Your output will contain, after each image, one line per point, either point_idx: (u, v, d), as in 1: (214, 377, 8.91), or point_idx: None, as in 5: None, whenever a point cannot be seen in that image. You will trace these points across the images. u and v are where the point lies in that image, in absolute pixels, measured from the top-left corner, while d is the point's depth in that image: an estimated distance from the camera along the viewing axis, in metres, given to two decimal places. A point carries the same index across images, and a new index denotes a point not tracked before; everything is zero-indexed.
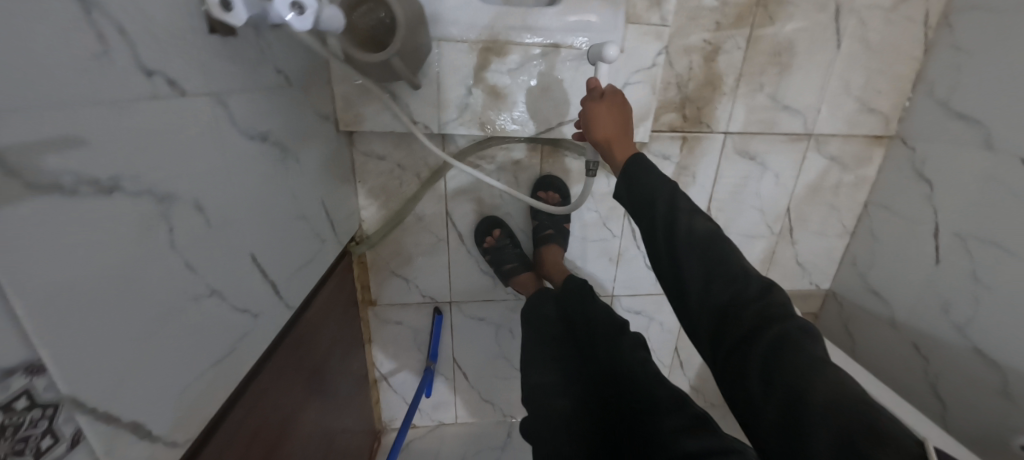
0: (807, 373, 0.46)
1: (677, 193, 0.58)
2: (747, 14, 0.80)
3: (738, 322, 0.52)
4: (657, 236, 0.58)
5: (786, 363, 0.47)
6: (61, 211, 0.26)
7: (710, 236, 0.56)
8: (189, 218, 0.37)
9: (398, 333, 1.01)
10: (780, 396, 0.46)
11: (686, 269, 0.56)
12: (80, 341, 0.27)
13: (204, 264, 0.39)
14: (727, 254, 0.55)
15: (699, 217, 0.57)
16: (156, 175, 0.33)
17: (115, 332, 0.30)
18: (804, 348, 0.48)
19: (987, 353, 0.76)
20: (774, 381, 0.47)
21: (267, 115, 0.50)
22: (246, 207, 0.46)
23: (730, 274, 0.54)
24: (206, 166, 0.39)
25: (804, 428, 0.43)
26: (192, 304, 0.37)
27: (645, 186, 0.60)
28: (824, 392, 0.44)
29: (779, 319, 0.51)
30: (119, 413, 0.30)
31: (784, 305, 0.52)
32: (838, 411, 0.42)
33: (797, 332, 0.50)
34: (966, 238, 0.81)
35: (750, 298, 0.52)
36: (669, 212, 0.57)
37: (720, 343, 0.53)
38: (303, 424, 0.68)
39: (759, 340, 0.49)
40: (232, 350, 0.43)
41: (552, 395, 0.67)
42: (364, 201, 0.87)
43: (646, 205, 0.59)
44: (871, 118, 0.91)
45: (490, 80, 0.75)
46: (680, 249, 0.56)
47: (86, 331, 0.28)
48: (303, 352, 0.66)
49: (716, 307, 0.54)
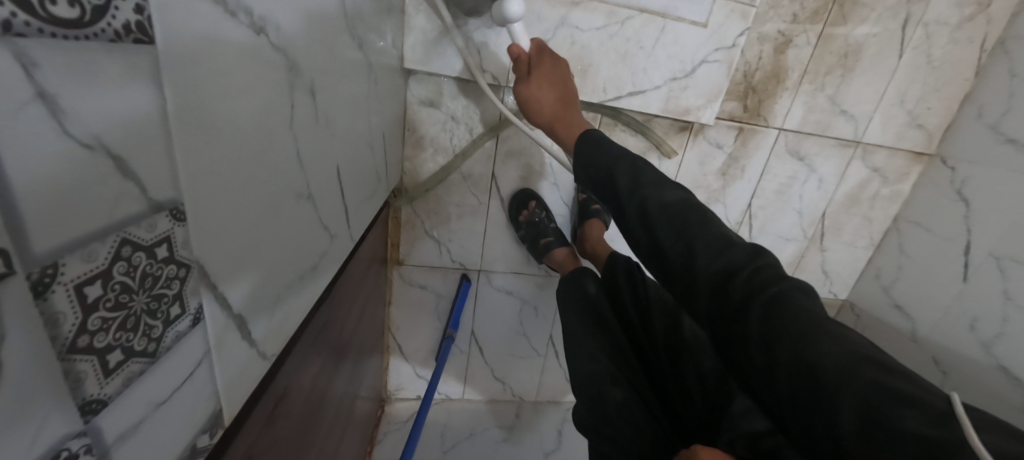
0: (812, 336, 0.40)
1: (639, 167, 0.54)
2: (825, 9, 0.80)
3: (731, 296, 0.44)
4: (630, 217, 0.53)
5: (789, 332, 0.41)
6: (220, 32, 0.21)
7: (682, 203, 0.50)
8: (305, 102, 0.32)
9: (420, 298, 0.95)
10: (791, 370, 0.40)
11: (664, 246, 0.49)
12: (214, 198, 0.23)
13: (308, 159, 0.34)
14: (706, 223, 0.48)
15: (668, 190, 0.52)
16: (290, 35, 0.28)
17: (242, 204, 0.25)
18: (806, 310, 0.42)
19: (1015, 371, 0.79)
20: (778, 353, 0.41)
21: (361, 17, 0.45)
22: (340, 110, 0.41)
23: (710, 242, 0.47)
24: (320, 48, 0.34)
25: (824, 401, 0.38)
26: (296, 202, 0.33)
27: (604, 159, 0.57)
28: (833, 356, 0.39)
29: (771, 282, 0.44)
30: (231, 301, 0.25)
31: (772, 266, 0.46)
32: (853, 374, 0.37)
33: (797, 292, 0.43)
34: (1000, 258, 0.84)
35: (737, 266, 0.45)
36: (635, 189, 0.53)
37: (714, 324, 0.46)
38: (335, 383, 0.64)
39: (755, 311, 0.43)
40: (314, 266, 0.39)
41: (605, 384, 0.61)
42: (410, 151, 0.81)
43: (607, 178, 0.56)
44: (917, 134, 0.93)
45: (568, 37, 0.71)
46: (657, 226, 0.50)
47: (221, 188, 0.23)
48: (342, 306, 0.62)
49: (704, 284, 0.46)
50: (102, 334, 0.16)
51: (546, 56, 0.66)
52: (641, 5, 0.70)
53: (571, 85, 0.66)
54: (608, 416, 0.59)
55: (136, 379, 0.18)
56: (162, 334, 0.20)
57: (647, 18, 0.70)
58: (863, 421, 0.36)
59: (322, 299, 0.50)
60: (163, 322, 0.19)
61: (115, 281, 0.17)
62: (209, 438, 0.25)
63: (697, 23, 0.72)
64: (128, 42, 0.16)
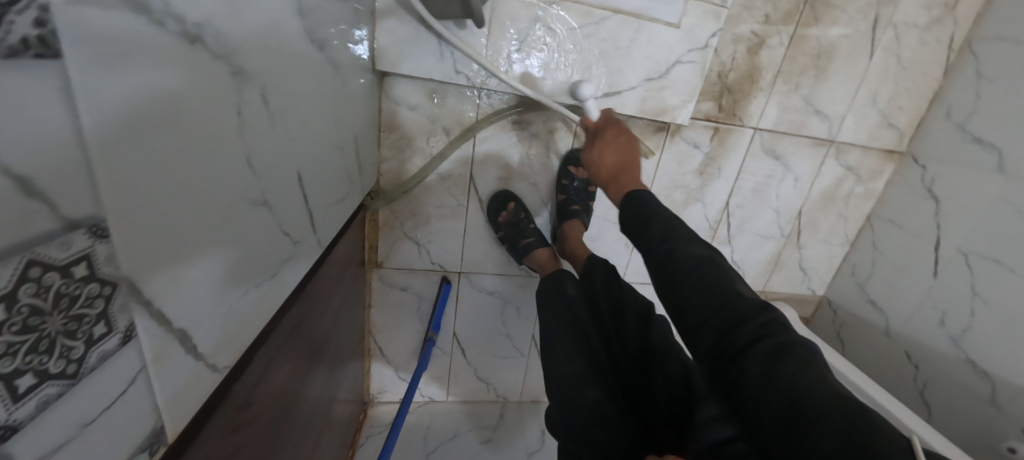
0: (806, 373, 0.43)
1: (672, 220, 0.55)
2: (797, 11, 0.81)
3: (735, 339, 0.47)
4: (653, 259, 0.54)
5: (785, 373, 0.43)
6: (144, 42, 0.20)
7: (706, 257, 0.52)
8: (257, 109, 0.32)
9: (401, 301, 0.95)
10: (778, 397, 0.42)
11: (681, 288, 0.51)
12: (145, 210, 0.22)
13: (261, 167, 0.33)
14: (724, 275, 0.51)
15: (695, 243, 0.53)
16: (232, 40, 0.28)
17: (182, 215, 0.25)
18: (806, 358, 0.44)
19: (981, 364, 0.81)
20: (773, 387, 0.43)
21: (324, 20, 0.44)
22: (300, 114, 0.40)
23: (725, 289, 0.50)
24: (272, 52, 0.33)
25: (808, 425, 0.39)
26: (248, 209, 0.32)
27: (642, 209, 0.57)
28: (821, 389, 0.41)
29: (777, 332, 0.46)
30: (171, 316, 0.25)
31: (780, 321, 0.48)
32: (836, 403, 0.40)
33: (798, 347, 0.46)
34: (969, 254, 0.86)
35: (746, 314, 0.48)
36: (664, 233, 0.54)
37: (717, 362, 0.49)
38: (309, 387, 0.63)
39: (755, 353, 0.46)
40: (274, 273, 0.38)
41: (580, 384, 0.60)
42: (386, 153, 0.81)
43: (640, 227, 0.57)
44: (889, 133, 0.94)
45: (543, 37, 0.71)
46: (677, 269, 0.52)
47: (154, 198, 0.22)
48: (314, 308, 0.61)
49: (712, 323, 0.49)
50: (10, 359, 0.16)
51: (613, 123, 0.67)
52: (615, 7, 0.70)
53: (632, 148, 0.65)
54: (578, 417, 0.59)
55: (53, 402, 0.18)
56: (84, 355, 0.19)
57: (621, 19, 0.70)
58: (842, 449, 0.37)
59: (294, 298, 0.50)
60: (84, 342, 0.19)
61: (23, 304, 0.16)
62: (149, 456, 0.25)
63: (671, 24, 0.72)
64: (30, 57, 0.15)
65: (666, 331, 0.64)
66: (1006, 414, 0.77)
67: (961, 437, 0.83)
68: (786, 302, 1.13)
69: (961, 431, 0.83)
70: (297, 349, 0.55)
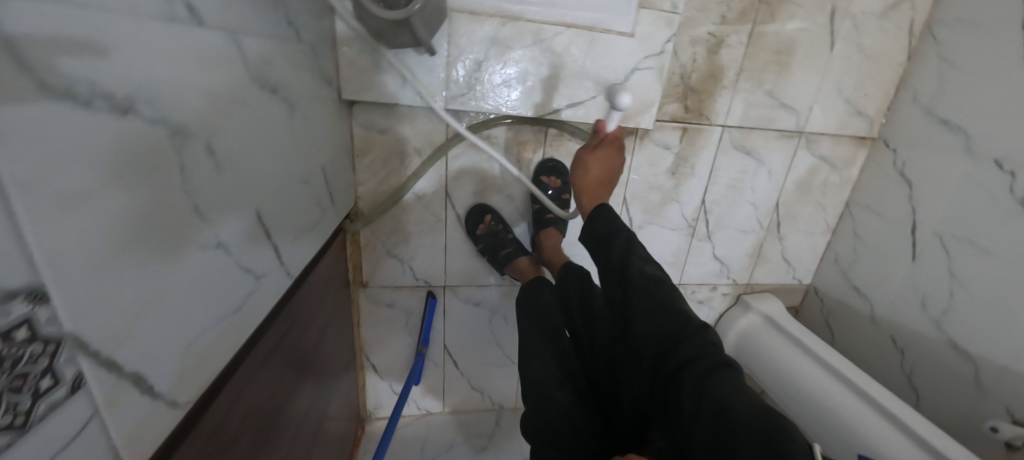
0: (733, 389, 0.49)
1: (632, 242, 0.64)
2: (751, 10, 0.83)
3: (676, 356, 0.54)
4: (613, 276, 0.63)
5: (715, 389, 0.49)
6: (73, 123, 0.23)
7: (658, 278, 0.60)
8: (202, 161, 0.34)
9: (390, 317, 0.97)
10: (708, 408, 0.48)
11: (634, 306, 0.59)
12: (94, 274, 0.25)
13: (212, 213, 0.36)
14: (671, 295, 0.59)
15: (649, 264, 0.62)
16: (168, 103, 0.30)
17: (139, 279, 0.28)
18: (733, 376, 0.51)
19: (963, 346, 0.81)
20: (704, 401, 0.49)
21: (276, 64, 0.47)
22: (255, 155, 0.43)
23: (671, 309, 0.57)
24: (216, 106, 0.36)
25: (730, 434, 0.45)
26: (201, 254, 0.35)
27: (607, 229, 0.66)
28: (745, 403, 0.47)
29: (711, 354, 0.53)
30: (123, 362, 0.27)
31: (715, 343, 0.55)
32: (754, 414, 0.46)
33: (729, 366, 0.52)
34: (944, 236, 0.86)
35: (689, 335, 0.55)
36: (624, 254, 0.63)
37: (659, 373, 0.55)
38: (296, 404, 0.66)
39: (691, 370, 0.52)
40: (238, 308, 0.41)
41: (552, 389, 0.62)
42: (361, 176, 0.83)
43: (604, 246, 0.66)
44: (859, 121, 0.95)
45: (501, 55, 0.73)
46: (633, 286, 0.60)
47: (99, 259, 0.25)
48: (298, 327, 0.64)
49: (657, 339, 0.56)
50: None
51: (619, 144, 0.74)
52: (568, 21, 0.72)
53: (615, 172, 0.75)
54: (549, 422, 0.60)
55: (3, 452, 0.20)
56: (32, 406, 0.21)
57: (575, 33, 0.73)
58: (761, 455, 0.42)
59: (271, 320, 0.52)
60: (31, 396, 0.21)
61: None
62: None
63: (624, 34, 0.74)
64: None
65: None
66: (990, 395, 0.77)
67: (950, 419, 0.83)
68: (773, 293, 1.14)
69: (949, 414, 0.83)
70: (279, 371, 0.58)
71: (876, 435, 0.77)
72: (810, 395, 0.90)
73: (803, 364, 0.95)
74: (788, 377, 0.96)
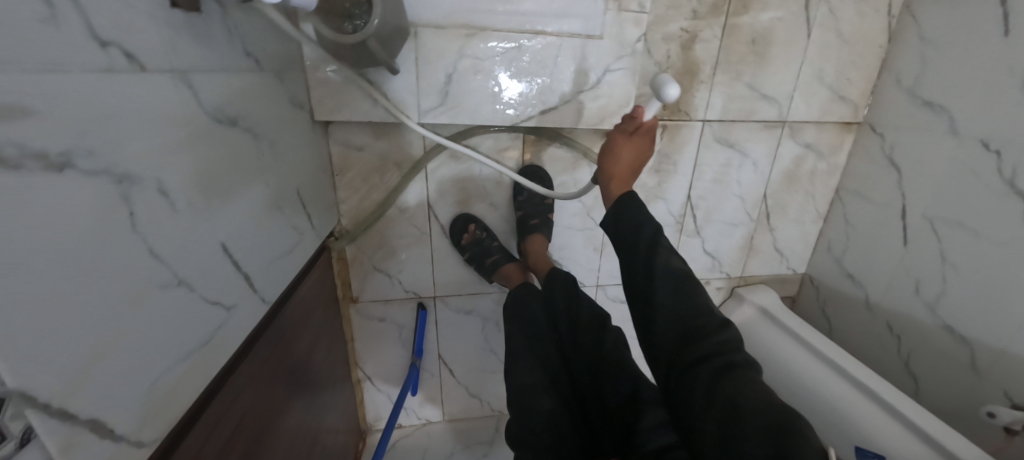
0: (748, 387, 0.51)
1: (658, 236, 0.64)
2: (723, 3, 0.82)
3: (696, 349, 0.56)
4: (635, 269, 0.64)
5: (728, 384, 0.51)
6: (6, 188, 0.23)
7: (683, 274, 0.61)
8: (154, 202, 0.35)
9: (382, 331, 0.98)
10: (721, 403, 0.50)
11: (657, 297, 0.60)
12: (43, 325, 0.25)
13: (169, 252, 0.36)
14: (695, 292, 0.60)
15: (675, 258, 0.63)
16: (110, 153, 0.31)
17: (88, 326, 0.29)
18: (749, 374, 0.53)
19: (959, 330, 0.80)
20: (718, 397, 0.51)
21: (236, 97, 0.47)
22: (216, 190, 0.43)
23: (695, 305, 0.59)
24: (167, 148, 0.36)
25: (740, 429, 0.47)
26: (160, 293, 0.35)
27: (634, 220, 0.66)
28: (757, 402, 0.49)
29: (730, 351, 0.55)
30: (76, 410, 0.28)
31: (733, 341, 0.57)
32: (766, 411, 0.47)
33: (746, 364, 0.54)
34: (934, 220, 0.84)
35: (710, 331, 0.57)
36: (650, 245, 0.63)
37: (673, 366, 0.57)
38: (287, 420, 0.67)
39: (708, 364, 0.54)
40: (206, 342, 0.41)
41: (536, 394, 0.63)
42: (343, 194, 0.84)
43: (629, 237, 0.66)
44: (842, 106, 0.94)
45: (471, 66, 0.73)
46: (657, 281, 0.61)
47: (47, 313, 0.26)
48: (284, 345, 0.65)
49: (678, 332, 0.58)
50: None
51: (653, 131, 0.73)
52: (534, 28, 0.72)
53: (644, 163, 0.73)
54: (530, 426, 0.60)
55: None
56: None
57: (543, 39, 0.72)
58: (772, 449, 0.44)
59: (250, 347, 0.53)
60: None
61: None
62: None
63: (593, 36, 0.73)
64: None
65: (620, 341, 0.66)
66: (987, 379, 0.76)
67: (950, 404, 0.82)
68: (768, 284, 1.14)
69: (947, 400, 0.82)
70: (265, 392, 0.58)
71: (869, 424, 0.77)
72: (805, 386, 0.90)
73: (798, 356, 0.94)
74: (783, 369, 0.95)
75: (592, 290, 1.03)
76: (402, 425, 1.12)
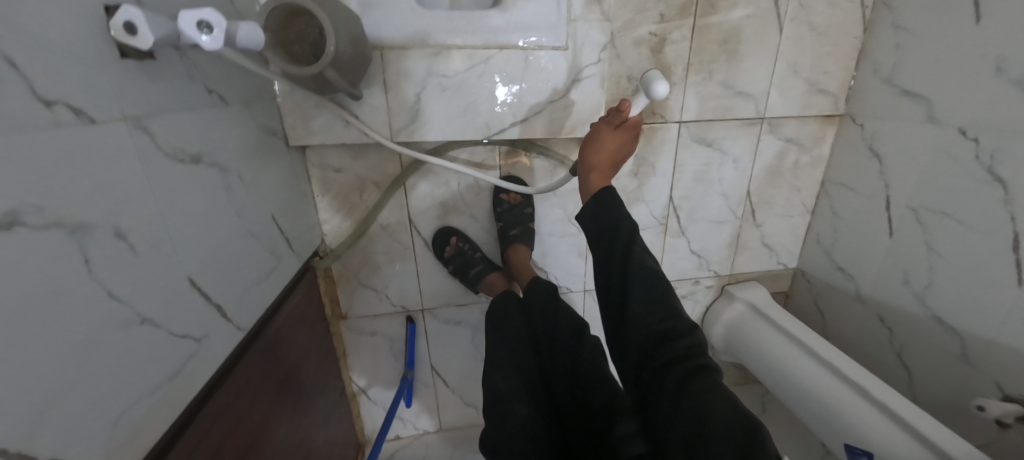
0: (716, 393, 0.51)
1: (633, 233, 0.63)
2: (691, 4, 0.82)
3: (667, 352, 0.56)
4: (610, 268, 0.63)
5: (696, 387, 0.52)
6: None
7: (656, 274, 0.61)
8: (111, 247, 0.36)
9: (374, 345, 1.00)
10: (689, 409, 0.51)
11: (631, 298, 0.60)
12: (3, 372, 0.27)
13: (130, 293, 0.38)
14: (668, 292, 0.60)
15: (649, 257, 0.62)
16: (62, 205, 0.32)
17: (44, 370, 0.30)
18: (717, 378, 0.54)
19: (947, 320, 0.78)
20: (686, 401, 0.51)
21: (199, 134, 0.49)
22: (182, 226, 0.45)
23: (667, 307, 0.59)
24: (123, 194, 0.38)
25: (708, 435, 0.48)
26: (121, 332, 0.37)
27: (610, 216, 0.65)
28: (725, 408, 0.49)
29: (699, 354, 0.56)
30: (36, 452, 0.29)
31: (702, 344, 0.58)
32: (733, 418, 0.48)
33: (715, 368, 0.55)
34: (918, 210, 0.83)
35: (681, 333, 0.57)
36: (626, 243, 0.62)
37: (644, 369, 0.57)
38: (275, 436, 0.68)
39: (678, 368, 0.54)
40: (176, 374, 0.43)
41: (511, 400, 0.64)
42: (325, 214, 0.86)
43: (607, 233, 0.64)
44: (822, 99, 0.93)
45: (439, 84, 0.74)
46: (632, 281, 0.60)
47: (7, 364, 0.27)
48: (270, 363, 0.67)
49: (651, 335, 0.58)
50: None
51: (635, 129, 0.74)
52: (499, 43, 0.73)
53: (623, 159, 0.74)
54: (504, 430, 0.61)
55: None
56: None
57: (509, 53, 0.73)
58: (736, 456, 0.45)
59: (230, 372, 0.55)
60: None
61: None
62: None
63: (558, 47, 0.74)
64: None
65: (597, 350, 0.67)
66: (978, 369, 0.74)
67: (944, 393, 0.80)
68: (759, 280, 1.13)
69: (940, 391, 0.81)
70: (250, 413, 0.60)
71: (857, 418, 0.76)
72: (797, 382, 0.89)
73: (787, 352, 0.94)
74: (775, 366, 0.95)
75: (580, 295, 1.04)
76: (400, 436, 1.13)
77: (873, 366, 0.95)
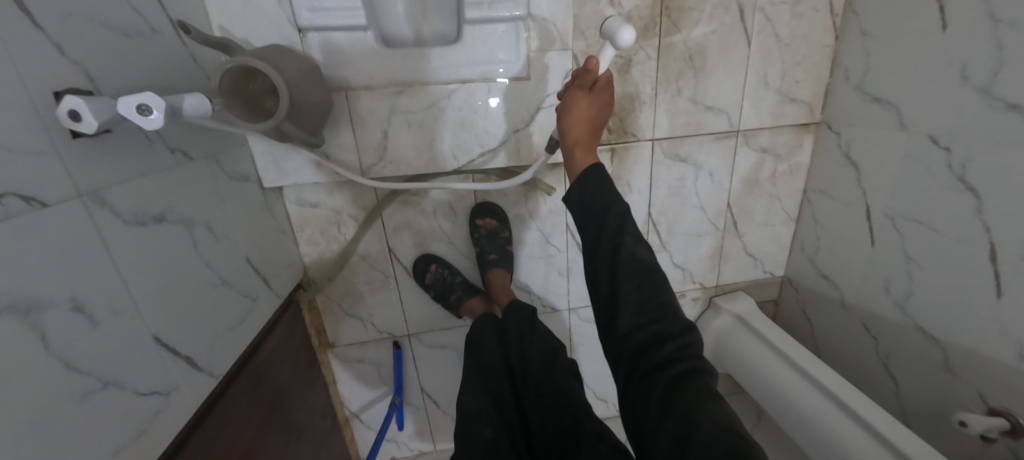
0: (706, 399, 0.51)
1: (624, 225, 0.61)
2: (653, 25, 0.82)
3: (658, 353, 0.57)
4: (600, 263, 0.61)
5: (684, 396, 0.52)
6: None
7: (649, 268, 0.60)
8: (70, 321, 0.39)
9: (362, 371, 1.02)
10: (678, 410, 0.51)
11: (622, 296, 0.59)
12: None
13: (90, 362, 0.40)
14: (660, 287, 0.59)
15: (642, 248, 0.61)
16: (18, 290, 0.34)
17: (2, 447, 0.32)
18: (708, 382, 0.54)
19: (928, 329, 0.77)
20: (678, 404, 0.52)
21: (161, 195, 0.51)
22: (145, 287, 0.47)
23: (660, 306, 0.58)
24: (80, 268, 0.40)
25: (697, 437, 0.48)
26: (82, 401, 0.39)
27: (600, 203, 0.63)
28: (715, 412, 0.50)
29: (691, 357, 0.56)
30: None
31: (695, 345, 0.58)
32: (722, 422, 0.48)
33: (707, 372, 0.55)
34: (895, 218, 0.82)
35: (672, 334, 0.58)
36: (615, 234, 0.61)
37: (634, 370, 0.58)
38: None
39: (667, 370, 0.55)
40: (142, 431, 0.45)
41: (479, 422, 0.65)
42: (306, 248, 0.88)
43: (597, 223, 0.62)
44: (795, 108, 0.93)
45: (405, 119, 0.76)
46: (622, 278, 0.59)
47: None
48: (257, 393, 0.70)
49: (641, 336, 0.58)
50: None
51: (609, 86, 0.69)
52: (460, 77, 0.74)
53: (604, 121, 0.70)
54: (469, 452, 0.63)
55: None
56: None
57: (471, 87, 0.75)
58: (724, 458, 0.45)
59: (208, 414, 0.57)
60: None
61: None
62: None
63: (519, 78, 0.76)
64: None
65: (570, 366, 0.70)
66: (960, 378, 0.73)
67: (931, 395, 0.78)
68: (747, 289, 1.13)
69: (926, 400, 0.80)
70: (229, 437, 0.62)
71: (841, 433, 0.75)
72: (783, 396, 0.88)
73: (772, 364, 0.93)
74: (760, 377, 0.95)
75: (564, 314, 1.04)
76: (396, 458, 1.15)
77: (859, 374, 0.94)
